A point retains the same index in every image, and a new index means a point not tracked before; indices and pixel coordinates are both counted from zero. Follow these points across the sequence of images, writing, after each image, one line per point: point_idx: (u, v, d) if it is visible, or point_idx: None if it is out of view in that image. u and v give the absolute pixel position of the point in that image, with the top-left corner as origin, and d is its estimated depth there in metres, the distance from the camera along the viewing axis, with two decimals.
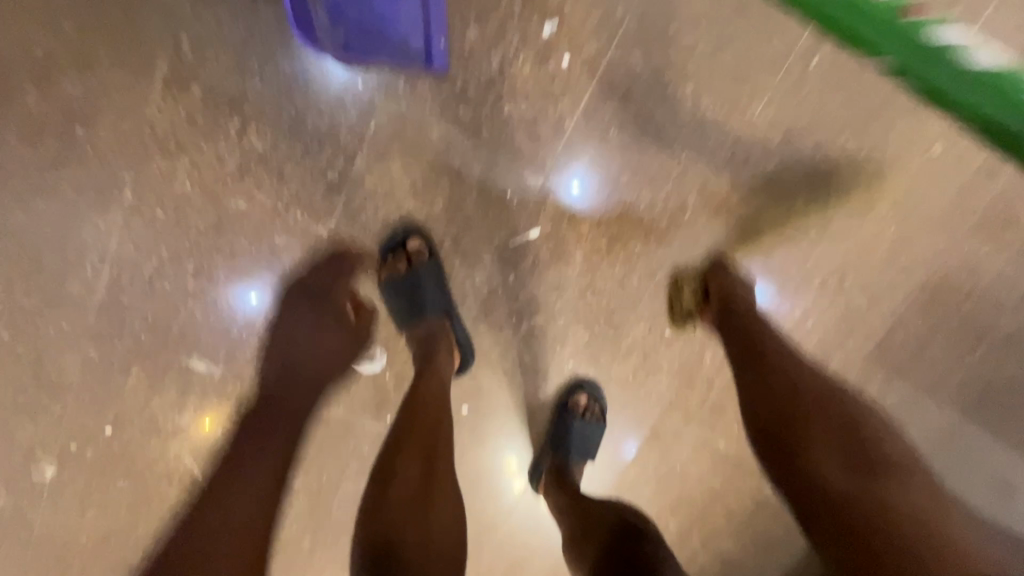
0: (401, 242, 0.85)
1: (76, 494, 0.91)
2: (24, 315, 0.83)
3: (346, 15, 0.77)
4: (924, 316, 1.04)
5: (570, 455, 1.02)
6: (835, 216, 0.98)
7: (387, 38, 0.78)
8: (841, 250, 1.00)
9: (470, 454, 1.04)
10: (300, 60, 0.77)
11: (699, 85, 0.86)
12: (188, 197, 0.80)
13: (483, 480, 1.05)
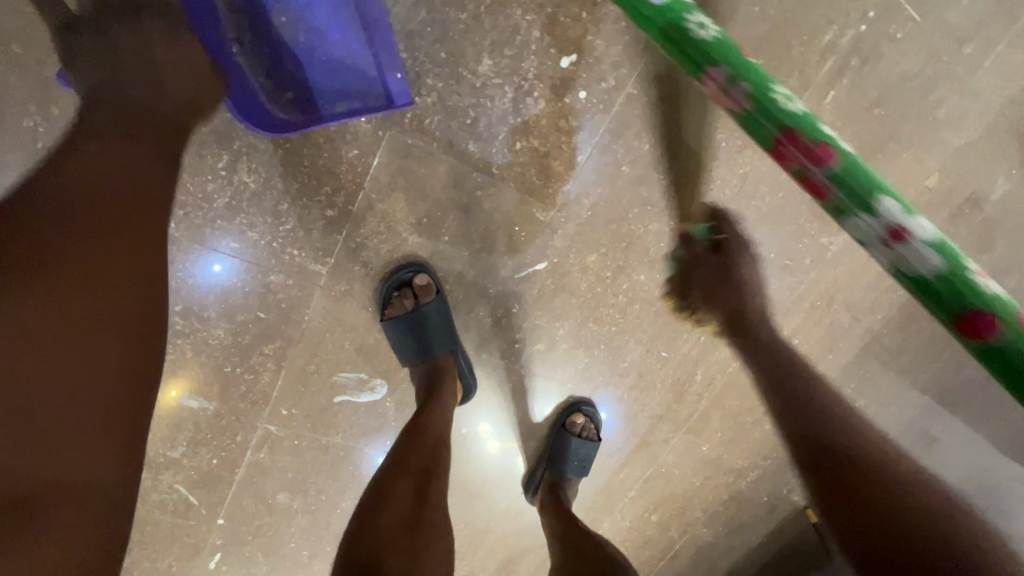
0: (409, 280, 0.83)
1: None
2: None
3: (290, 72, 0.73)
4: (906, 335, 1.08)
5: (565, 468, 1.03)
6: (831, 244, 0.99)
7: (335, 86, 0.74)
8: (836, 277, 1.02)
9: (465, 464, 1.07)
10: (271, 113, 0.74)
11: (713, 117, 0.84)
12: (176, 237, 0.77)
13: (475, 486, 1.08)
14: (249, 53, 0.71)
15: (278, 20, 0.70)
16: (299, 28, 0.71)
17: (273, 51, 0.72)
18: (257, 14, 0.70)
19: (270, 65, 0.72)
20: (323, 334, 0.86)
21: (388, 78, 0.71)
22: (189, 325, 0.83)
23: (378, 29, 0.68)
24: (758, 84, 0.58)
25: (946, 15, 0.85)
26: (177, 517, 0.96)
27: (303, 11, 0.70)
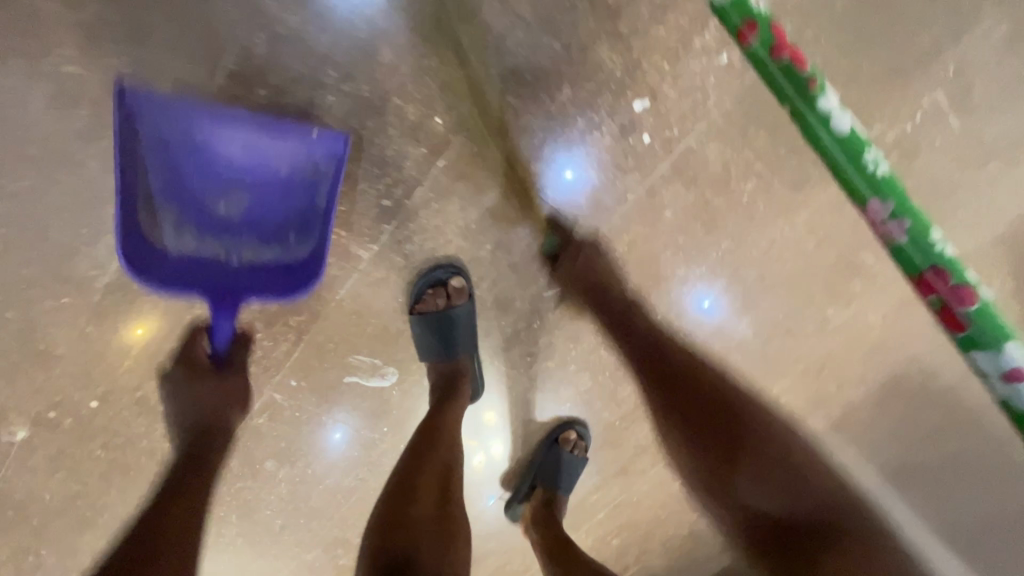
0: (444, 279, 0.85)
1: (54, 453, 0.91)
2: (18, 284, 0.77)
3: (274, 224, 0.74)
4: (906, 424, 1.07)
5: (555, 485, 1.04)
6: (846, 318, 1.01)
7: (303, 180, 0.74)
8: (850, 352, 1.03)
9: None
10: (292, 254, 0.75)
11: (760, 184, 0.88)
12: None
13: None
14: (244, 252, 0.74)
15: (226, 209, 0.73)
16: (243, 199, 0.73)
17: (252, 229, 0.74)
18: (210, 225, 0.73)
19: (261, 235, 0.74)
20: (348, 315, 0.88)
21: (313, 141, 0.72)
22: None
23: (263, 124, 0.70)
24: (919, 223, 0.64)
25: None
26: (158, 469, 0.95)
27: (227, 188, 0.73)
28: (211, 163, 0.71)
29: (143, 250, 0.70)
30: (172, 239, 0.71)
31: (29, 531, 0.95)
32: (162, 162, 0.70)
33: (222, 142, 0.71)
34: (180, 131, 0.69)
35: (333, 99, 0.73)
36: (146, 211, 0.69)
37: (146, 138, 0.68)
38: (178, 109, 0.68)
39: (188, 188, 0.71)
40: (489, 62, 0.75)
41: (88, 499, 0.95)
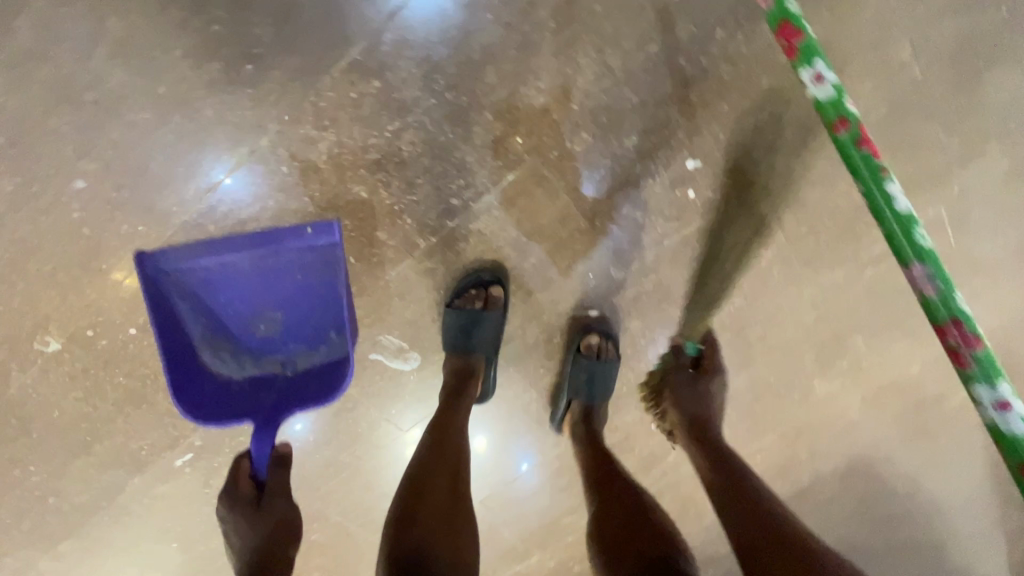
0: (487, 283, 0.92)
1: (77, 371, 0.93)
2: (104, 206, 0.83)
3: (309, 323, 0.84)
4: (862, 499, 1.16)
5: (589, 400, 0.94)
6: (829, 392, 1.10)
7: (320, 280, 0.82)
8: (828, 424, 1.12)
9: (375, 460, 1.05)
10: (333, 343, 0.84)
11: (778, 255, 0.98)
12: (318, 167, 0.83)
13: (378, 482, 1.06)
14: (297, 361, 0.84)
15: (267, 327, 0.83)
16: (275, 316, 0.83)
17: (295, 338, 0.84)
18: (261, 347, 0.84)
19: (303, 338, 0.84)
20: (390, 297, 0.94)
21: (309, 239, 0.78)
22: None
23: (260, 243, 0.77)
24: (949, 280, 0.60)
25: None
26: (170, 407, 0.98)
27: (259, 311, 0.83)
28: (235, 289, 0.81)
29: (211, 384, 0.81)
30: (228, 368, 0.82)
31: (31, 442, 0.97)
32: (196, 306, 0.80)
33: (239, 273, 0.80)
34: (199, 272, 0.78)
35: (430, 104, 0.82)
36: (204, 355, 0.81)
37: (171, 290, 0.78)
38: (191, 254, 0.77)
39: (230, 321, 0.82)
40: (573, 98, 0.83)
41: (96, 423, 0.97)
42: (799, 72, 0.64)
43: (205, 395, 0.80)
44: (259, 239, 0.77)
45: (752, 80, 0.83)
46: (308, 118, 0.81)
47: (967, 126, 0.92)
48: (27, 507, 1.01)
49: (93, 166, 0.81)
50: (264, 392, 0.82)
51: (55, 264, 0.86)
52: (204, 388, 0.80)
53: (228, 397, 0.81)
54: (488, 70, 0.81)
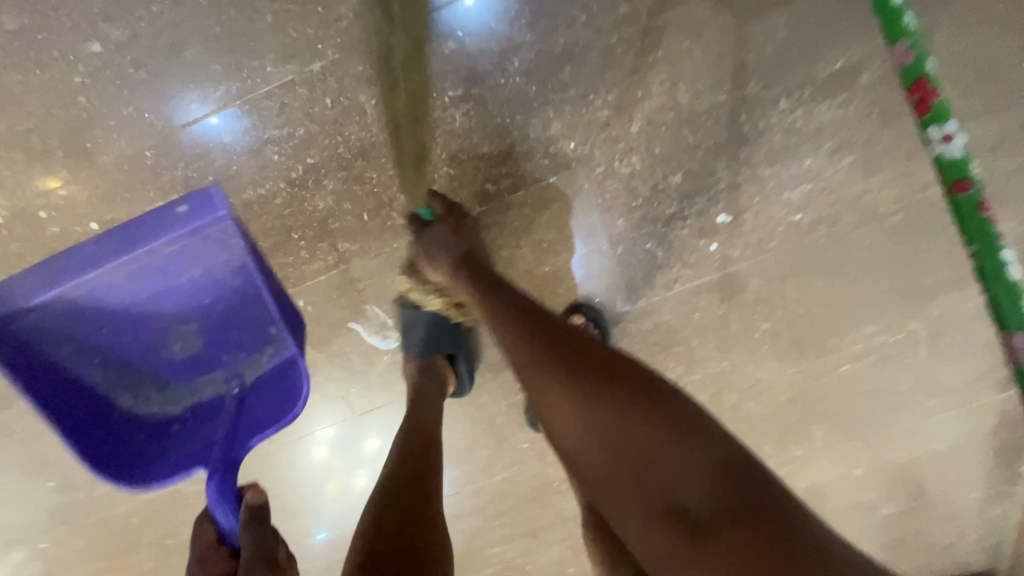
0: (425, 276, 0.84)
1: (12, 254, 0.81)
2: (113, 80, 0.73)
3: (232, 330, 0.73)
4: None
5: None
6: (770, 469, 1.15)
7: (229, 272, 0.68)
8: None
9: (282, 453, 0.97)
10: (272, 345, 0.74)
11: (770, 330, 1.01)
12: (364, 110, 0.78)
13: (280, 477, 0.98)
14: (240, 375, 0.75)
15: (182, 346, 0.72)
16: (188, 332, 0.72)
17: (228, 347, 0.74)
18: (188, 368, 0.74)
19: (231, 343, 0.73)
20: (391, 270, 0.86)
21: (188, 220, 0.61)
22: (293, 185, 0.80)
23: (125, 240, 0.61)
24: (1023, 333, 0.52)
25: (944, 373, 1.09)
26: None
27: (163, 332, 0.71)
28: (124, 319, 0.68)
29: (148, 429, 0.74)
30: (161, 405, 0.74)
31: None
32: (77, 349, 0.68)
33: (112, 292, 0.65)
34: (48, 308, 0.63)
35: (497, 84, 0.80)
36: (121, 398, 0.72)
37: (25, 341, 0.64)
38: (29, 294, 0.61)
39: (137, 351, 0.71)
40: (633, 121, 0.83)
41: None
42: (926, 126, 0.54)
43: (146, 443, 0.74)
44: (117, 243, 0.61)
45: (802, 156, 0.86)
46: (369, 57, 0.76)
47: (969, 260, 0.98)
48: None
49: (115, 32, 0.71)
50: (212, 420, 0.75)
51: (28, 128, 0.74)
52: (139, 435, 0.74)
53: (171, 439, 0.75)
54: (561, 68, 0.80)
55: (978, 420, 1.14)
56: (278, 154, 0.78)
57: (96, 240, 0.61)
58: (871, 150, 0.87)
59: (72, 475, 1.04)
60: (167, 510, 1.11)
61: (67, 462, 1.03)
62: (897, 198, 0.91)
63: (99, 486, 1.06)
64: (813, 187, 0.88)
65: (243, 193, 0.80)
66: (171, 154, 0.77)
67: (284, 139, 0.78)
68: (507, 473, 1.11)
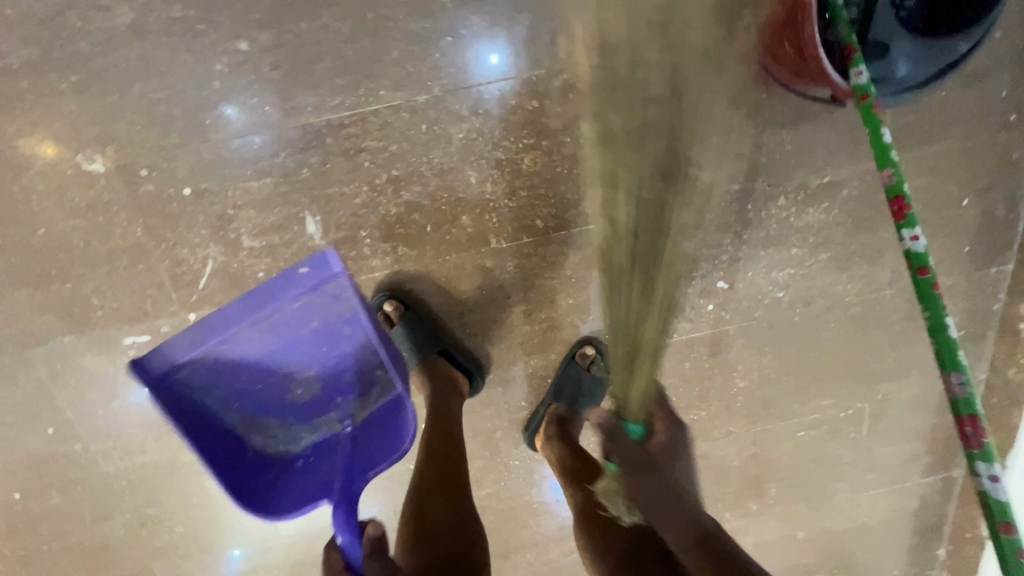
0: (380, 304, 0.99)
1: (105, 201, 0.89)
2: (247, 73, 0.84)
3: (344, 376, 0.86)
4: None
5: (571, 406, 1.07)
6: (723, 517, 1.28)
7: (341, 323, 0.83)
8: None
9: None
10: (379, 388, 0.86)
11: (744, 389, 1.17)
12: (451, 140, 0.91)
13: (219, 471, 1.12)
14: (353, 413, 0.87)
15: (304, 389, 0.86)
16: (311, 379, 0.86)
17: (342, 391, 0.87)
18: (309, 411, 0.87)
19: (344, 387, 0.87)
20: (438, 276, 1.00)
21: (312, 279, 0.78)
22: (374, 190, 0.93)
23: (263, 299, 0.78)
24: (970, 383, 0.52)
25: (880, 453, 1.27)
26: (168, 279, 0.95)
27: (288, 378, 0.85)
28: (259, 367, 0.83)
29: (276, 466, 0.85)
30: (287, 445, 0.86)
31: (12, 240, 0.90)
32: (222, 397, 0.82)
33: (253, 345, 0.81)
34: (204, 358, 0.79)
35: (562, 141, 0.94)
36: (253, 439, 0.84)
37: (181, 387, 0.79)
38: (190, 347, 0.78)
39: (268, 397, 0.85)
40: None
41: (97, 255, 0.92)
42: (898, 230, 0.58)
43: (275, 480, 0.84)
44: (262, 302, 0.79)
45: (790, 246, 1.05)
46: (464, 98, 0.89)
47: (908, 356, 1.18)
48: None
49: (261, 36, 0.83)
50: (331, 454, 0.86)
51: (159, 97, 0.84)
52: (269, 474, 0.84)
53: (295, 473, 0.85)
54: (648, 143, 0.80)
55: (904, 500, 1.30)
56: (368, 162, 0.91)
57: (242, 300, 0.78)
58: (843, 251, 1.07)
59: (71, 426, 1.05)
60: (155, 477, 1.12)
61: (71, 412, 1.03)
62: (857, 294, 1.11)
63: (94, 443, 1.06)
64: (794, 273, 1.07)
65: (330, 188, 0.92)
66: (277, 144, 0.88)
67: (377, 151, 0.90)
68: (494, 487, 1.19)
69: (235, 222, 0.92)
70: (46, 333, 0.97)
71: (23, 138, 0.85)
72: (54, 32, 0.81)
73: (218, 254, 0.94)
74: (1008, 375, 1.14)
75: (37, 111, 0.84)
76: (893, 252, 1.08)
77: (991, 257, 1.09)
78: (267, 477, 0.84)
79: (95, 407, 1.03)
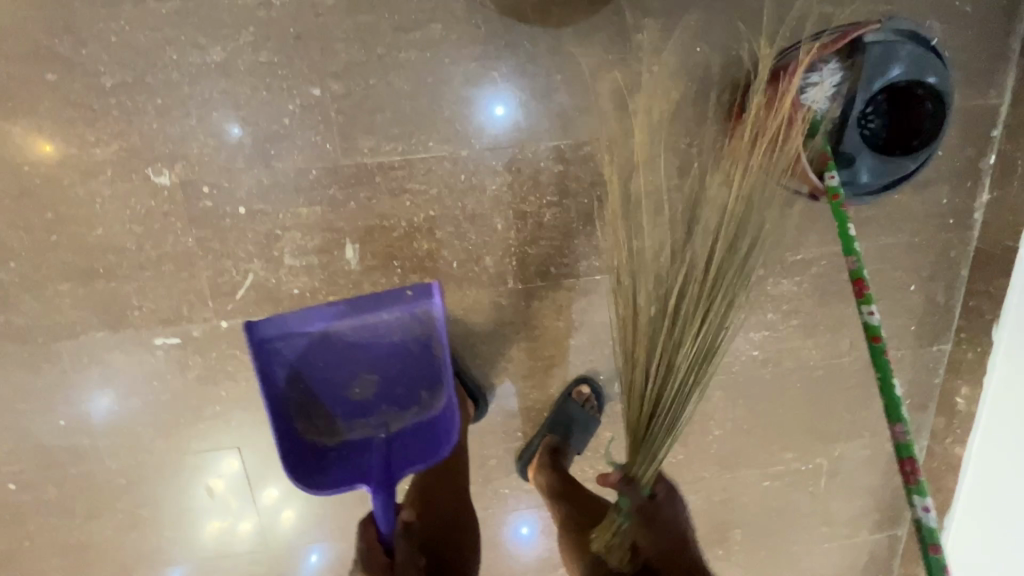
0: None
1: (163, 211, 0.98)
2: (316, 115, 0.96)
3: (395, 388, 1.01)
4: None
5: (564, 438, 1.16)
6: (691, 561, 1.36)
7: (414, 342, 0.99)
8: None
9: (186, 471, 1.14)
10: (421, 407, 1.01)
11: (717, 436, 1.29)
12: (485, 191, 1.04)
13: (176, 489, 1.14)
14: (388, 423, 1.01)
15: (359, 390, 1.00)
16: (368, 383, 1.00)
17: (387, 400, 1.01)
18: (355, 410, 1.00)
19: (392, 400, 1.01)
20: (456, 308, 1.11)
21: (411, 300, 0.96)
22: (411, 226, 1.04)
23: (366, 307, 0.95)
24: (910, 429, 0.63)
25: (834, 507, 1.39)
26: (208, 287, 1.02)
27: (348, 378, 0.99)
28: (334, 360, 0.98)
29: (312, 449, 0.99)
30: (326, 437, 1.00)
31: (68, 237, 0.97)
32: (293, 376, 0.97)
33: (340, 340, 0.96)
34: (300, 338, 0.94)
35: (580, 202, 1.07)
36: (300, 422, 0.98)
37: (273, 358, 0.94)
38: (293, 326, 0.93)
39: (329, 386, 0.99)
40: None
41: (146, 258, 0.99)
42: (859, 305, 0.72)
43: (310, 461, 0.98)
44: (363, 306, 0.95)
45: (765, 311, 1.20)
46: (501, 156, 1.03)
47: (863, 419, 1.32)
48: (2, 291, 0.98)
49: (333, 86, 0.95)
50: (364, 454, 0.99)
51: (233, 126, 0.95)
52: (306, 454, 0.98)
53: (326, 460, 0.99)
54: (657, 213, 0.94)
55: (852, 552, 1.42)
56: (410, 202, 1.02)
57: (350, 302, 0.95)
58: (810, 320, 1.22)
59: (82, 420, 1.08)
60: (149, 481, 1.13)
61: (87, 405, 1.07)
62: (821, 358, 1.26)
63: (102, 439, 1.09)
64: (768, 335, 1.22)
65: (372, 221, 1.02)
66: (331, 177, 0.99)
67: (419, 193, 1.02)
68: (481, 512, 1.25)
69: (280, 242, 1.01)
70: (79, 327, 1.02)
71: (101, 147, 0.94)
72: (148, 61, 0.91)
73: (260, 269, 1.02)
74: (946, 442, 1.29)
75: (120, 126, 0.93)
76: (853, 325, 1.24)
77: (931, 336, 1.27)
78: (304, 458, 0.98)
79: (111, 403, 1.07)
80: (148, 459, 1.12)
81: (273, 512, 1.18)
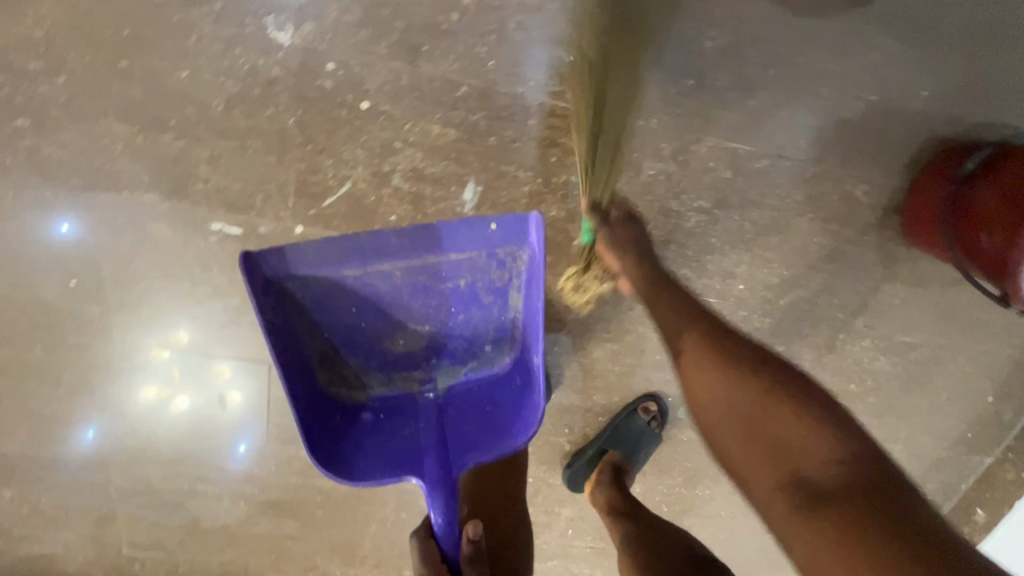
0: None
1: (273, 78, 0.80)
2: (490, 23, 0.81)
3: (450, 342, 0.84)
4: None
5: (625, 455, 1.05)
6: None
7: (486, 289, 0.80)
8: None
9: (128, 333, 0.93)
10: (477, 365, 0.85)
11: None
12: (638, 171, 0.90)
13: (103, 352, 0.94)
14: (437, 380, 0.86)
15: (403, 344, 0.83)
16: (416, 334, 0.83)
17: (441, 355, 0.85)
18: (393, 364, 0.84)
19: (445, 357, 0.85)
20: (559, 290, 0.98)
21: (494, 237, 0.76)
22: (546, 185, 0.87)
23: (431, 241, 0.76)
24: None
25: None
26: (291, 181, 0.84)
27: (383, 325, 0.82)
28: (371, 304, 0.79)
29: (345, 408, 0.83)
30: (357, 392, 0.84)
31: (152, 71, 0.80)
32: (317, 321, 0.79)
33: (384, 283, 0.78)
34: (331, 278, 0.76)
35: (731, 216, 0.94)
36: (320, 375, 0.81)
37: (293, 298, 0.76)
38: (315, 259, 0.75)
39: (365, 334, 0.81)
40: (786, 296, 1.02)
41: (231, 126, 0.82)
42: None
43: (336, 421, 0.82)
44: (425, 242, 0.76)
45: (850, 380, 1.13)
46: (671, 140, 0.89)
47: None
48: (53, 107, 0.81)
49: None
50: (409, 417, 0.84)
51: (393, 6, 0.80)
52: (333, 417, 0.82)
53: (362, 426, 0.83)
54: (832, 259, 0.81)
55: None
56: (556, 157, 0.86)
57: (401, 234, 0.76)
58: (885, 401, 1.16)
59: (98, 286, 0.90)
60: (102, 357, 0.94)
61: (100, 269, 0.88)
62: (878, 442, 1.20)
63: (115, 311, 0.91)
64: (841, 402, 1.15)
65: (505, 166, 0.86)
66: (480, 101, 0.83)
67: (570, 151, 0.86)
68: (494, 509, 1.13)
69: (394, 156, 0.84)
70: (125, 181, 0.84)
71: None
72: None
73: (359, 179, 0.84)
74: None
75: None
76: (923, 419, 1.18)
77: (998, 455, 1.20)
78: (336, 420, 0.82)
79: (132, 276, 0.89)
80: (120, 335, 0.93)
81: (223, 398, 0.98)
